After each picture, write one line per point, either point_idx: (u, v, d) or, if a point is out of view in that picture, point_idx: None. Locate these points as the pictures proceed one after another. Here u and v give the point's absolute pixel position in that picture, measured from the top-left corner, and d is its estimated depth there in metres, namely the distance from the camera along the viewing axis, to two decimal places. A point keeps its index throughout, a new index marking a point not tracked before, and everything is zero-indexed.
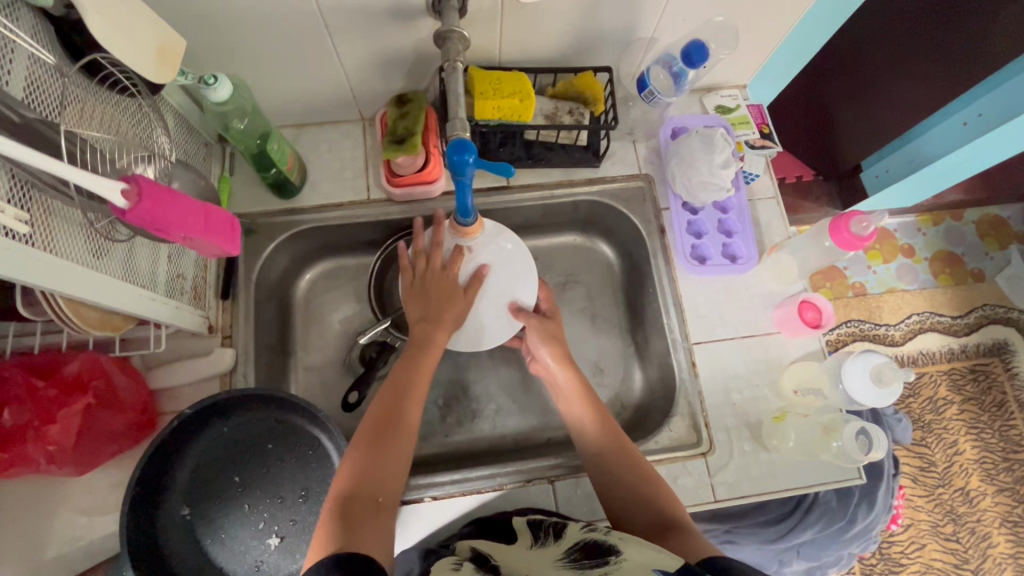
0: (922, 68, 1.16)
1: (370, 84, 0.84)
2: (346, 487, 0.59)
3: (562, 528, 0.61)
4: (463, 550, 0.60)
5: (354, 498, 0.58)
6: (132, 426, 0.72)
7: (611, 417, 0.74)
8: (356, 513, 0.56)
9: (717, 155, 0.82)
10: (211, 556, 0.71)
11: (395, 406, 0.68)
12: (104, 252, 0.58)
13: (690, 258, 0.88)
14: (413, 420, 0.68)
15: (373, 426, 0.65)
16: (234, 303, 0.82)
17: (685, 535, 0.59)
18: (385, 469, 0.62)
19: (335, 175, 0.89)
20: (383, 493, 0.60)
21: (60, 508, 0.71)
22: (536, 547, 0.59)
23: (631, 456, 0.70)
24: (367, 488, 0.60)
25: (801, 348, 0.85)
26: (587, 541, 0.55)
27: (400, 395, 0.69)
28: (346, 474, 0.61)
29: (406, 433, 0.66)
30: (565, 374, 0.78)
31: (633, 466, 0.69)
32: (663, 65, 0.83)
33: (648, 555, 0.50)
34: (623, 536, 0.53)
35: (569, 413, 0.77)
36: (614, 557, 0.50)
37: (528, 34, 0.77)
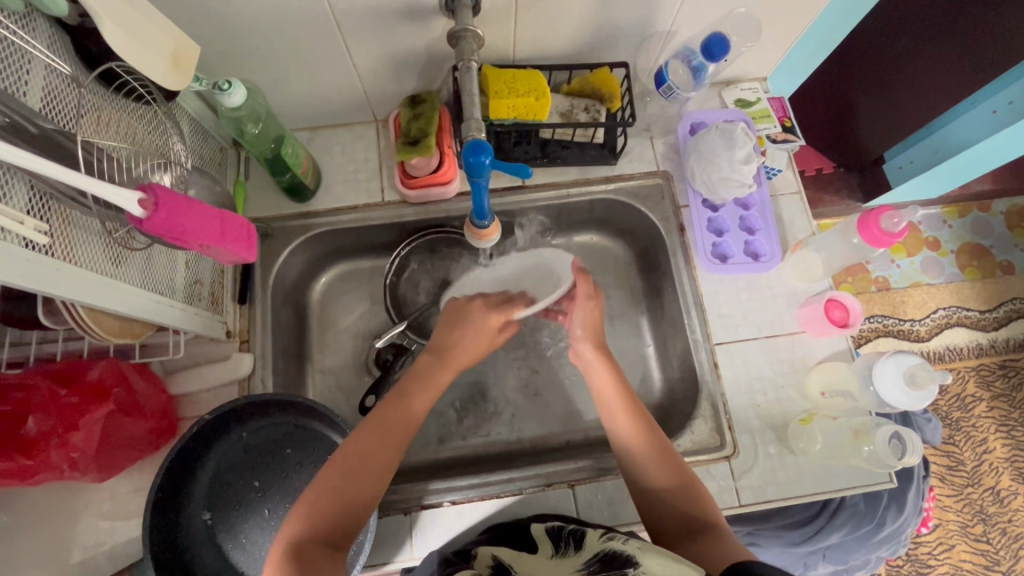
0: (951, 53, 1.10)
1: (383, 86, 0.83)
2: (307, 526, 0.59)
3: (583, 539, 0.60)
4: (483, 557, 0.59)
5: (309, 538, 0.58)
6: (153, 432, 0.73)
7: (651, 416, 0.70)
8: (306, 558, 0.56)
9: (739, 150, 0.80)
10: (233, 561, 0.71)
11: (374, 437, 0.65)
12: (123, 261, 0.58)
13: (711, 256, 0.85)
14: (394, 453, 0.65)
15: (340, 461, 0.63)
16: (250, 308, 0.82)
17: (717, 541, 0.58)
18: (351, 506, 0.61)
19: (349, 178, 0.89)
20: (338, 537, 0.60)
21: (85, 513, 0.72)
22: (556, 559, 0.58)
23: (668, 453, 0.67)
24: (327, 527, 0.59)
25: (826, 348, 0.82)
26: (608, 553, 0.54)
27: (384, 430, 0.66)
28: (299, 513, 0.60)
29: (381, 467, 0.64)
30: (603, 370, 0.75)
31: (668, 465, 0.66)
32: (683, 61, 0.81)
33: (667, 566, 0.48)
34: (642, 546, 0.52)
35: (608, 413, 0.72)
36: (632, 569, 0.49)
37: (542, 32, 0.76)
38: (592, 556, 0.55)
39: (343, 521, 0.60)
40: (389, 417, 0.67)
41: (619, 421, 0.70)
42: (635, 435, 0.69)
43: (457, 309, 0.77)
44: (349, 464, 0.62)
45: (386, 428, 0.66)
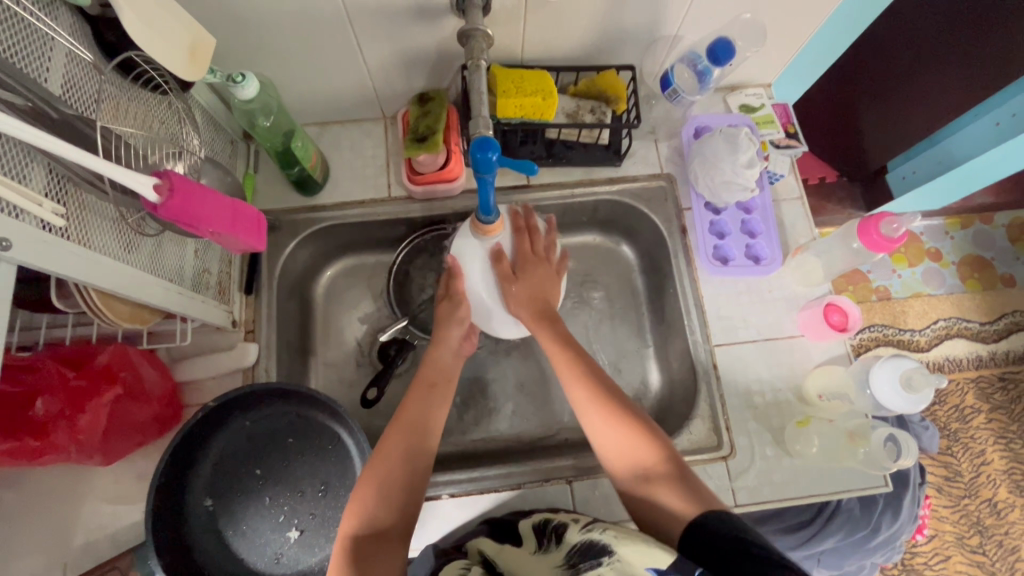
0: (951, 68, 1.11)
1: (392, 83, 0.84)
2: (362, 523, 0.62)
3: (565, 531, 0.61)
4: (472, 553, 0.62)
5: (368, 534, 0.61)
6: (159, 418, 0.74)
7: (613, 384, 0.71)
8: (365, 552, 0.60)
9: (741, 154, 0.81)
10: (233, 547, 0.72)
11: (409, 438, 0.69)
12: (134, 247, 0.59)
13: (713, 259, 0.87)
14: (429, 447, 0.69)
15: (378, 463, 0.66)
16: (256, 298, 0.83)
17: (660, 494, 0.61)
18: (395, 499, 0.65)
19: (356, 173, 0.90)
20: (387, 529, 0.63)
21: (88, 496, 0.73)
22: (539, 553, 0.60)
23: (630, 414, 0.67)
24: (380, 521, 0.63)
25: (825, 353, 0.83)
26: (585, 542, 0.55)
27: (415, 429, 0.70)
28: (351, 516, 0.63)
29: (415, 462, 0.67)
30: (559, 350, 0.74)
31: (619, 422, 0.67)
32: (688, 63, 0.82)
33: (640, 553, 0.49)
34: (618, 534, 0.53)
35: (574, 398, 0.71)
36: (608, 558, 0.51)
37: (550, 32, 0.77)
38: (570, 547, 0.56)
39: (393, 514, 0.64)
40: (413, 412, 0.71)
41: (584, 404, 0.70)
42: (596, 410, 0.69)
43: (442, 308, 0.80)
44: (386, 461, 0.66)
45: (410, 429, 0.69)
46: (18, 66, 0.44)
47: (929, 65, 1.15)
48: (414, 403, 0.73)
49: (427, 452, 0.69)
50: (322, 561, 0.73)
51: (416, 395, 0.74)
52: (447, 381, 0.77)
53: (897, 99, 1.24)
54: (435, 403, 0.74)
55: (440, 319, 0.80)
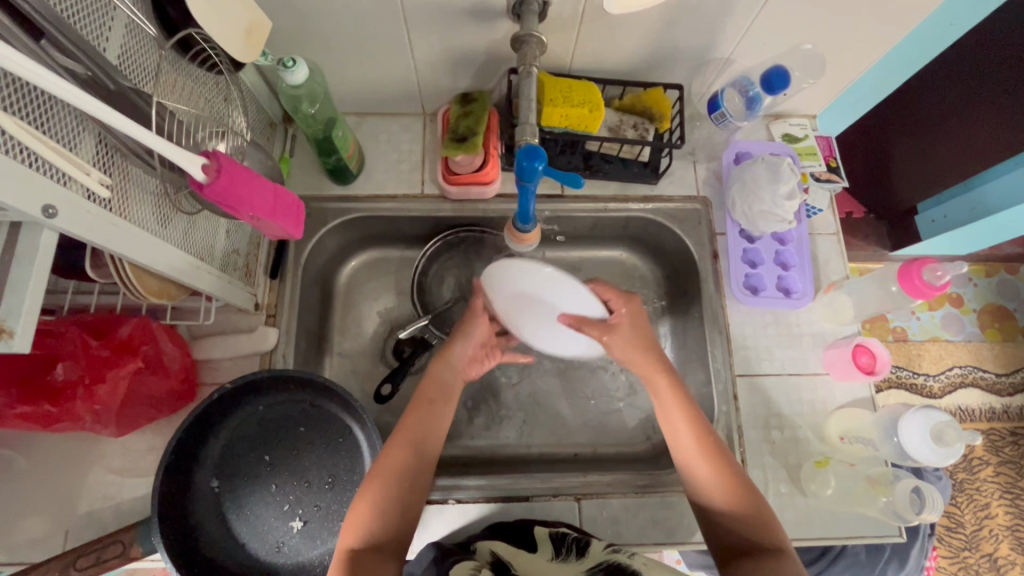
0: (988, 120, 1.08)
1: (436, 80, 0.84)
2: (361, 535, 0.61)
3: (586, 548, 0.63)
4: (484, 551, 0.62)
5: (366, 545, 0.60)
6: (174, 393, 0.73)
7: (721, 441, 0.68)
8: (365, 558, 0.59)
9: (782, 185, 0.80)
10: (235, 532, 0.72)
11: (417, 446, 0.69)
12: (170, 222, 0.59)
13: (743, 288, 0.85)
14: (431, 458, 0.70)
15: (386, 471, 0.66)
16: (280, 283, 0.83)
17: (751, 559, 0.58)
18: (394, 512, 0.64)
19: (391, 167, 0.89)
20: (385, 540, 0.61)
21: (97, 465, 0.72)
22: (557, 562, 0.61)
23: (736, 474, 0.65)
24: (379, 537, 0.61)
25: (849, 394, 0.82)
26: (612, 564, 0.57)
27: (420, 436, 0.70)
28: (352, 526, 0.62)
29: (422, 471, 0.68)
30: (688, 429, 0.68)
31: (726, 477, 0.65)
32: (739, 88, 0.80)
33: None
34: (648, 562, 0.56)
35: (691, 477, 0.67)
36: None
37: (603, 45, 0.76)
38: (595, 565, 0.58)
39: (391, 529, 0.63)
40: (413, 426, 0.71)
41: (716, 492, 0.64)
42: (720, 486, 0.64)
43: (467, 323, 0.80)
44: (384, 478, 0.65)
45: (413, 437, 0.70)
46: (79, 31, 0.44)
47: (965, 115, 1.12)
48: (431, 406, 0.73)
49: (426, 469, 0.69)
50: (322, 555, 0.72)
51: (419, 403, 0.74)
52: (446, 400, 0.75)
53: (934, 147, 1.21)
54: (439, 410, 0.74)
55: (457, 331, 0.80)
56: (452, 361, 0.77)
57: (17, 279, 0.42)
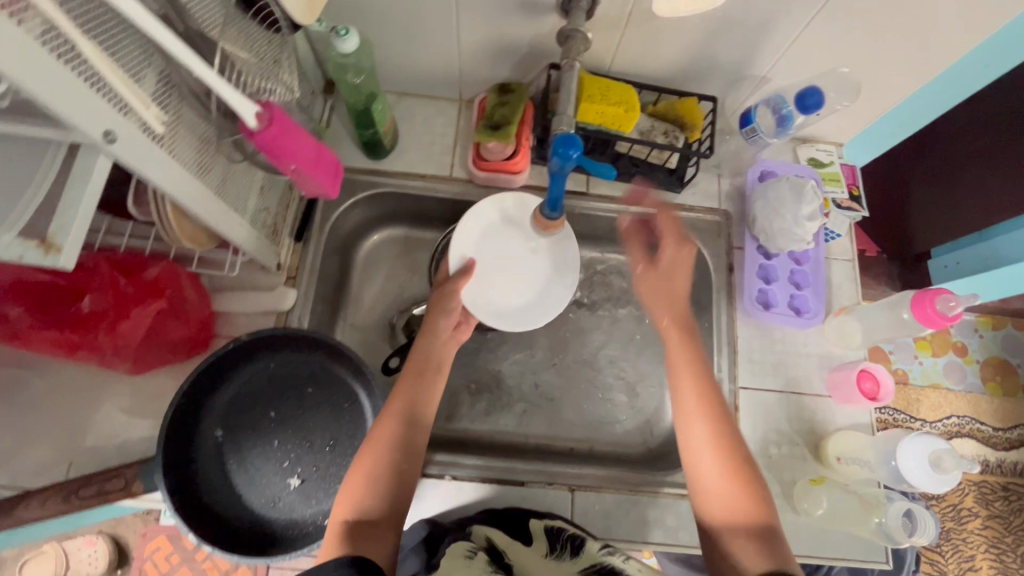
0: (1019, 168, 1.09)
1: (477, 67, 0.86)
2: (354, 508, 0.62)
3: (581, 546, 0.67)
4: (479, 537, 0.67)
5: (359, 519, 0.62)
6: (191, 340, 0.74)
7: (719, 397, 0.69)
8: (358, 531, 0.61)
9: (803, 206, 0.82)
10: (233, 482, 0.73)
11: (409, 417, 0.70)
12: (213, 167, 0.61)
13: (756, 302, 0.86)
14: (424, 428, 0.71)
15: (377, 444, 0.67)
16: (304, 246, 0.84)
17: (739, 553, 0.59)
18: (387, 484, 0.65)
19: (423, 147, 0.91)
20: (379, 514, 0.63)
21: (107, 404, 0.74)
22: (550, 560, 0.64)
23: (730, 432, 0.67)
24: (369, 513, 0.63)
25: (849, 418, 0.83)
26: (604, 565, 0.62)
27: (412, 407, 0.71)
28: (345, 500, 0.63)
29: (413, 442, 0.69)
30: (704, 421, 0.67)
31: (722, 440, 0.66)
32: (773, 106, 0.81)
33: None
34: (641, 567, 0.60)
35: (692, 467, 0.67)
36: None
37: (646, 49, 0.78)
38: (590, 567, 0.63)
39: (383, 504, 0.64)
40: (404, 396, 0.72)
41: (705, 449, 0.66)
42: (720, 481, 0.64)
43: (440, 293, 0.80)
44: (375, 453, 0.66)
45: (403, 409, 0.70)
46: None
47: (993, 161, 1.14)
48: (420, 377, 0.74)
49: (419, 444, 0.69)
50: (316, 515, 0.73)
51: (410, 375, 0.74)
52: (436, 369, 0.76)
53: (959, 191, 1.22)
54: (430, 384, 0.74)
55: (433, 306, 0.80)
56: (436, 333, 0.78)
57: (70, 199, 0.44)
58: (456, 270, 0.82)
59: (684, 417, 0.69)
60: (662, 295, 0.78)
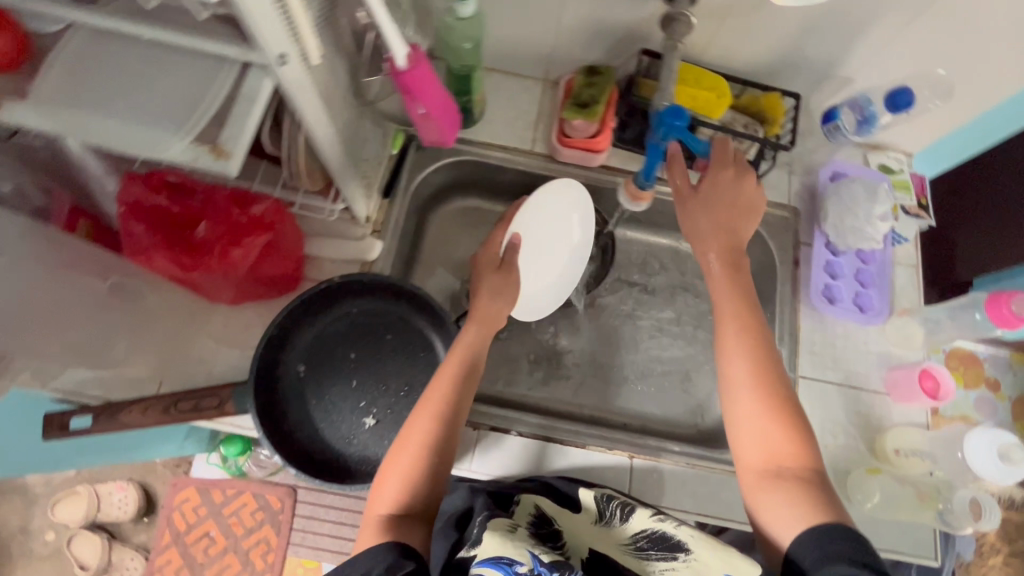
0: None
1: (570, 47, 0.89)
2: (394, 498, 0.62)
3: (631, 511, 0.69)
4: (528, 505, 0.69)
5: (399, 509, 0.61)
6: (285, 277, 0.78)
7: (765, 337, 0.68)
8: (397, 521, 0.60)
9: (877, 206, 0.85)
10: (311, 415, 0.77)
11: (448, 408, 0.67)
12: (342, 108, 0.65)
13: (822, 296, 0.88)
14: (463, 418, 0.68)
15: (417, 435, 0.65)
16: (390, 203, 0.88)
17: (784, 486, 0.60)
18: (426, 476, 0.64)
19: (507, 121, 0.95)
20: (418, 504, 0.62)
21: (199, 332, 0.77)
22: (600, 526, 0.69)
23: (778, 381, 0.65)
24: (409, 503, 0.62)
25: (905, 416, 0.84)
26: (658, 533, 0.66)
27: (452, 397, 0.68)
28: (385, 490, 0.63)
29: (451, 432, 0.67)
30: (745, 363, 0.66)
31: (768, 391, 0.64)
32: (854, 106, 0.86)
33: (724, 559, 0.60)
34: (694, 535, 0.63)
35: (731, 408, 0.66)
36: (684, 555, 0.62)
37: (741, 41, 0.81)
38: (640, 532, 0.67)
39: (422, 494, 0.63)
40: (443, 385, 0.69)
41: (746, 388, 0.65)
42: (760, 420, 0.63)
43: (493, 280, 0.80)
44: (410, 445, 0.65)
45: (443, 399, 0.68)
46: None
47: None
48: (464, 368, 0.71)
49: (457, 428, 0.67)
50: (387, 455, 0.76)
51: (450, 364, 0.71)
52: (478, 361, 0.73)
53: None
54: (471, 376, 0.71)
55: (483, 291, 0.79)
56: (485, 320, 0.76)
57: (242, 113, 0.48)
58: (506, 249, 0.84)
59: (726, 354, 0.68)
60: (715, 228, 0.74)
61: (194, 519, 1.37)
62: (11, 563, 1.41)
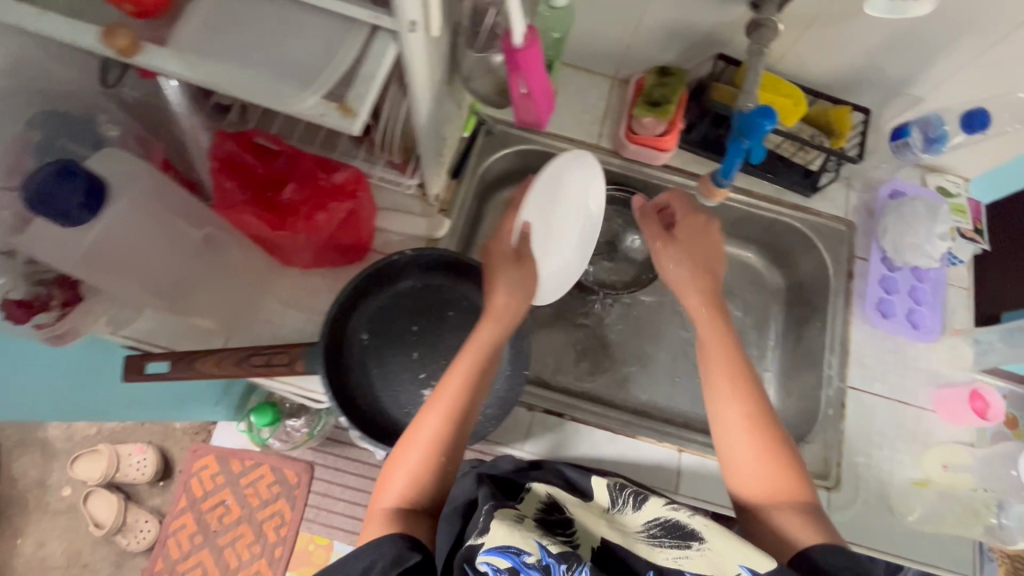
0: None
1: (646, 47, 0.91)
2: (398, 495, 0.62)
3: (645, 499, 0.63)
4: (538, 495, 0.63)
5: (404, 506, 0.62)
6: (357, 246, 0.80)
7: (752, 373, 0.67)
8: (402, 518, 0.61)
9: (938, 225, 0.87)
10: (372, 382, 0.78)
11: (457, 410, 0.65)
12: (440, 83, 0.67)
13: (876, 309, 0.90)
14: (473, 418, 0.66)
15: (423, 434, 0.64)
16: (457, 184, 0.90)
17: (779, 521, 0.59)
18: (432, 475, 0.63)
19: (575, 115, 0.97)
20: (424, 502, 0.63)
21: (270, 293, 0.80)
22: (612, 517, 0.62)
23: (768, 419, 0.65)
24: (416, 500, 0.62)
25: (951, 434, 0.85)
26: (670, 520, 0.58)
27: (460, 399, 0.65)
28: (389, 486, 0.63)
29: (460, 433, 0.65)
30: (739, 403, 0.65)
31: (760, 428, 0.64)
32: (926, 125, 0.87)
33: (737, 547, 0.51)
34: (708, 522, 0.55)
35: (724, 443, 0.65)
36: (698, 543, 0.54)
37: (819, 52, 0.83)
38: (652, 520, 0.60)
39: (430, 492, 0.63)
40: (452, 387, 0.65)
41: (736, 425, 0.65)
42: (754, 454, 0.63)
43: (512, 273, 0.74)
44: (416, 444, 0.64)
45: (452, 401, 0.65)
46: None
47: None
48: (475, 369, 0.67)
49: (466, 428, 0.66)
50: None
51: (459, 366, 0.67)
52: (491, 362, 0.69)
53: None
54: (481, 378, 0.67)
55: (495, 281, 0.74)
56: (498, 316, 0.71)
57: (367, 75, 0.50)
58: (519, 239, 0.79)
59: (717, 395, 0.67)
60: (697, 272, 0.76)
61: (210, 488, 1.37)
62: (26, 516, 1.43)
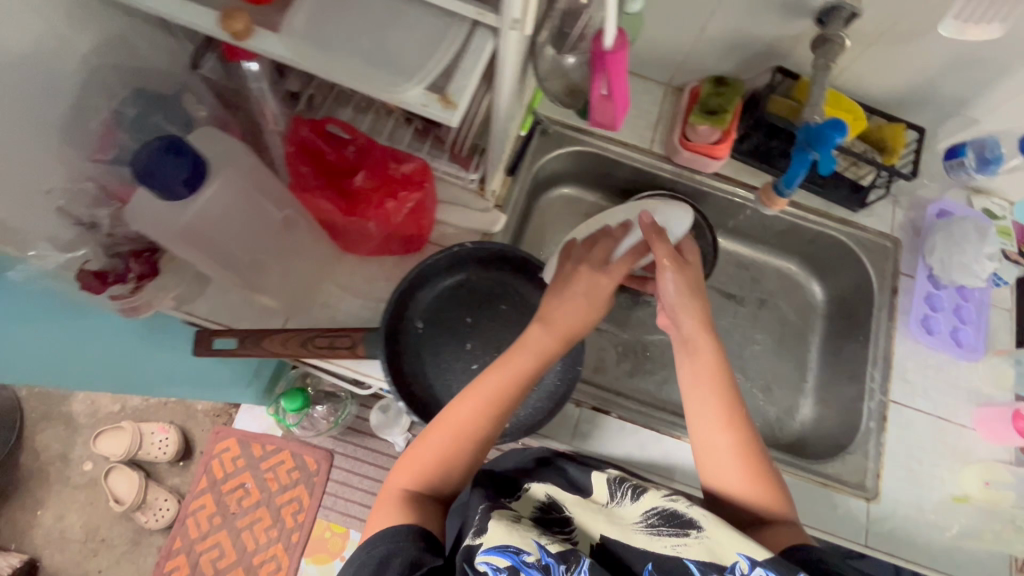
0: None
1: (705, 56, 0.92)
2: (418, 479, 0.60)
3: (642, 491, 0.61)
4: (539, 496, 0.62)
5: (422, 491, 0.60)
6: (417, 236, 0.81)
7: (740, 407, 0.64)
8: (419, 503, 0.59)
9: (987, 246, 0.88)
10: (425, 369, 0.79)
11: (498, 402, 0.62)
12: (518, 82, 0.68)
13: (920, 325, 0.91)
14: (510, 413, 0.64)
15: (456, 422, 0.62)
16: (512, 181, 0.92)
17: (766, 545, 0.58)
18: (456, 464, 0.61)
19: (629, 119, 0.98)
20: (443, 489, 0.61)
21: (329, 277, 0.81)
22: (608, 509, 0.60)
23: (758, 450, 0.62)
24: (437, 487, 0.60)
25: (991, 453, 0.86)
26: (666, 509, 0.56)
27: (501, 393, 0.62)
28: (408, 470, 0.61)
29: (494, 426, 0.62)
30: (728, 431, 0.63)
31: (750, 458, 0.62)
32: (983, 147, 0.88)
33: (732, 537, 0.51)
34: (705, 512, 0.53)
35: (710, 470, 0.63)
36: (695, 532, 0.52)
37: (880, 69, 0.84)
38: (649, 510, 0.57)
39: (453, 479, 0.61)
40: (496, 379, 0.63)
41: (723, 455, 0.62)
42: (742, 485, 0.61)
43: (596, 283, 0.71)
44: (447, 429, 0.62)
45: (492, 390, 0.62)
46: None
47: None
48: (523, 364, 0.64)
49: (502, 420, 0.63)
50: None
51: (506, 360, 0.64)
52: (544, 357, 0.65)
53: None
54: (527, 375, 0.64)
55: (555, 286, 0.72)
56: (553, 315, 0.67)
57: (466, 68, 0.52)
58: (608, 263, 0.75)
59: (703, 427, 0.64)
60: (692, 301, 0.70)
61: (232, 470, 1.38)
62: (47, 486, 1.44)
